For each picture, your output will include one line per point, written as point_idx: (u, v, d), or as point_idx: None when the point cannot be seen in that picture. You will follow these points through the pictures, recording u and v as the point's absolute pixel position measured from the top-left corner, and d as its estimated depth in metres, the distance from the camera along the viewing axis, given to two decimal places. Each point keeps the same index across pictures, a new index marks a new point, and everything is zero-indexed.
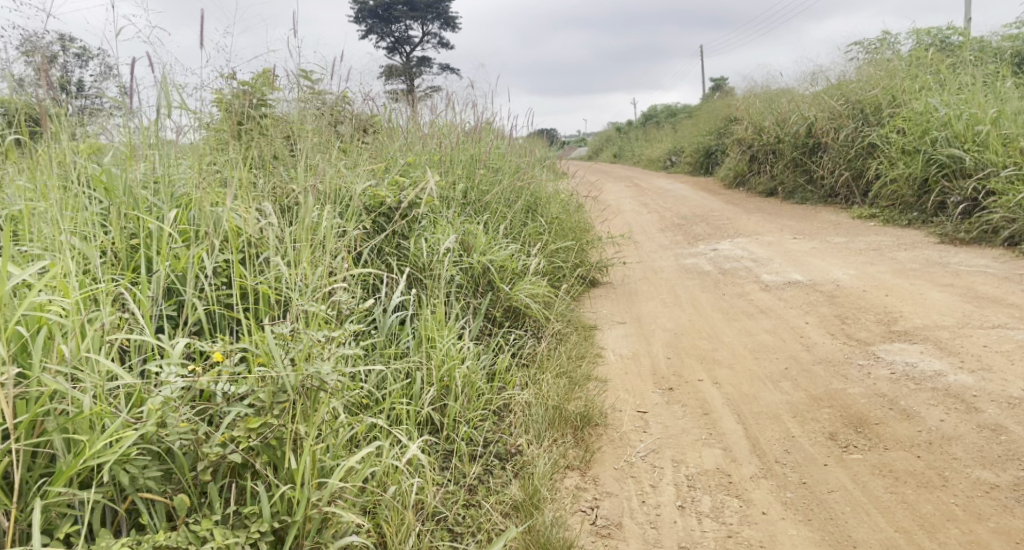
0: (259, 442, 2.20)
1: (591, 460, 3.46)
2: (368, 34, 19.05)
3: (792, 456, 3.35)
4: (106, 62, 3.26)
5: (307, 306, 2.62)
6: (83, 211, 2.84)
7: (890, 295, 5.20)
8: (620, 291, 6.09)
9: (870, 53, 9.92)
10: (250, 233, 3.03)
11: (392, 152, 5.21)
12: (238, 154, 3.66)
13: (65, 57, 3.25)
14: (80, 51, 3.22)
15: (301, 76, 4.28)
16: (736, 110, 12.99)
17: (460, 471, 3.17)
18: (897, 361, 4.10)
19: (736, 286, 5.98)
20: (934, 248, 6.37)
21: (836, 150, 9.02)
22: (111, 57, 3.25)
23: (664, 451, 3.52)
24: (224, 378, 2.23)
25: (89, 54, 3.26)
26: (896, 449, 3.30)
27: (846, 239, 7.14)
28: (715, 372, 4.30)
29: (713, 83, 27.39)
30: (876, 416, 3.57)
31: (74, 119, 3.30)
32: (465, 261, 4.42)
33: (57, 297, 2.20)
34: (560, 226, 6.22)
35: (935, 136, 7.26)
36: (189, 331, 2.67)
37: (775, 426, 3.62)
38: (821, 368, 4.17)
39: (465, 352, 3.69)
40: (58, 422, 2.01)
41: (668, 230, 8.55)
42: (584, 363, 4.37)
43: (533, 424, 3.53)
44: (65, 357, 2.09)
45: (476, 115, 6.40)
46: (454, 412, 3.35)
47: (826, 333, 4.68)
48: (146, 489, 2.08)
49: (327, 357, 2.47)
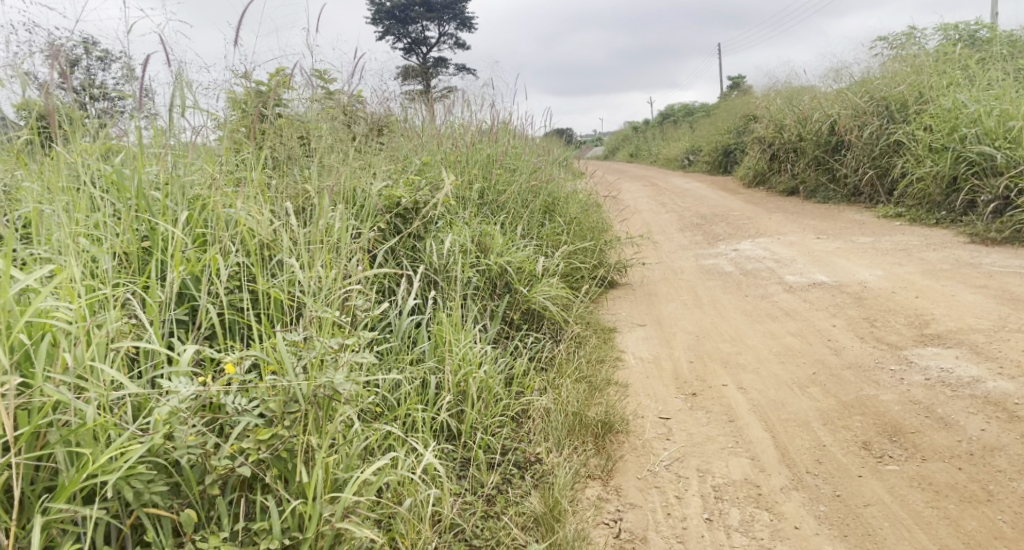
0: (270, 454, 2.09)
1: (613, 470, 3.34)
2: (385, 36, 18.97)
3: (824, 467, 3.22)
4: (128, 64, 3.19)
5: (320, 312, 2.50)
6: (94, 214, 2.75)
7: (920, 297, 5.04)
8: (638, 292, 5.95)
9: (896, 50, 9.71)
10: (262, 235, 2.92)
11: (408, 152, 5.11)
12: (252, 154, 3.57)
13: (87, 61, 3.19)
14: (102, 54, 3.16)
15: (315, 74, 4.18)
16: (756, 107, 12.80)
17: (478, 481, 3.05)
18: (931, 366, 3.94)
19: (759, 287, 5.82)
20: (964, 248, 6.19)
21: (860, 147, 8.83)
22: (132, 60, 3.18)
23: (688, 460, 3.38)
24: (235, 388, 2.10)
25: (111, 57, 3.19)
26: (935, 460, 3.16)
27: (872, 239, 6.96)
28: (740, 377, 4.16)
29: (730, 82, 27.13)
30: (911, 425, 3.42)
31: (88, 120, 3.22)
32: (481, 263, 4.31)
33: (63, 303, 2.08)
34: (578, 227, 6.09)
35: (965, 133, 7.07)
36: (199, 336, 2.55)
37: (805, 434, 3.48)
38: (850, 374, 4.02)
39: (482, 357, 3.58)
40: (61, 434, 1.88)
41: (687, 230, 8.40)
42: (603, 368, 4.24)
43: (552, 432, 3.40)
44: (69, 366, 1.96)
45: (493, 114, 6.29)
46: (471, 419, 3.24)
47: (855, 336, 4.52)
48: (152, 505, 1.95)
49: (341, 366, 2.35)
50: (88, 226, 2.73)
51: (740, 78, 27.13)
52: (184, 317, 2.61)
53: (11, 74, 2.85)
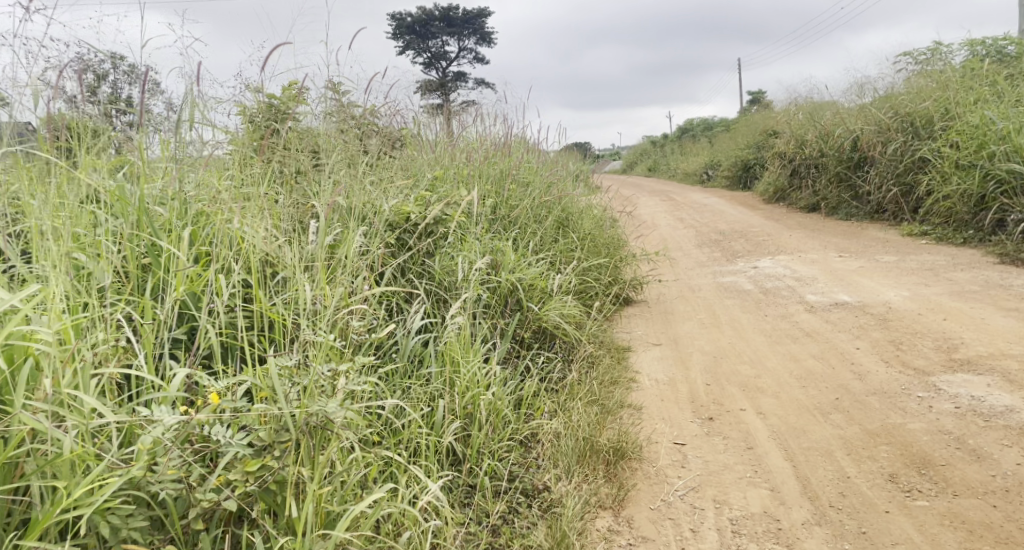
0: (257, 487, 1.98)
1: (624, 499, 3.19)
2: (405, 51, 18.92)
3: (848, 501, 3.05)
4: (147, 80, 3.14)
5: (316, 335, 2.38)
6: (95, 230, 2.67)
7: (948, 319, 4.86)
8: (654, 310, 5.80)
9: (921, 65, 9.53)
10: (263, 252, 2.82)
11: (421, 166, 5.01)
12: (261, 168, 3.48)
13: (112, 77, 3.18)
14: (124, 69, 3.12)
15: (330, 87, 4.09)
16: (777, 122, 12.62)
17: (483, 510, 2.94)
18: (961, 394, 3.77)
19: (779, 306, 5.66)
20: (993, 269, 5.99)
21: (884, 164, 8.64)
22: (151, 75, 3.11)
23: (704, 491, 3.23)
24: (223, 416, 1.99)
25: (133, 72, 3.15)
26: (967, 496, 2.99)
27: (897, 258, 6.77)
28: (759, 401, 4.00)
29: (751, 97, 26.94)
30: (941, 457, 3.25)
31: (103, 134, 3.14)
32: (492, 280, 4.20)
33: (46, 325, 1.97)
34: (593, 242, 5.94)
35: (993, 150, 6.89)
36: (195, 359, 2.44)
37: (828, 464, 3.32)
38: (876, 400, 3.84)
39: (491, 378, 3.45)
40: (38, 464, 1.78)
41: (704, 247, 8.24)
42: (617, 390, 4.09)
43: (562, 457, 3.27)
44: (48, 394, 1.85)
45: (508, 129, 6.19)
46: (477, 444, 3.12)
47: (879, 360, 4.35)
48: (131, 541, 1.84)
49: (335, 394, 2.23)
50: (87, 242, 2.65)
51: (760, 93, 26.92)
52: (179, 338, 2.52)
53: (24, 86, 2.79)
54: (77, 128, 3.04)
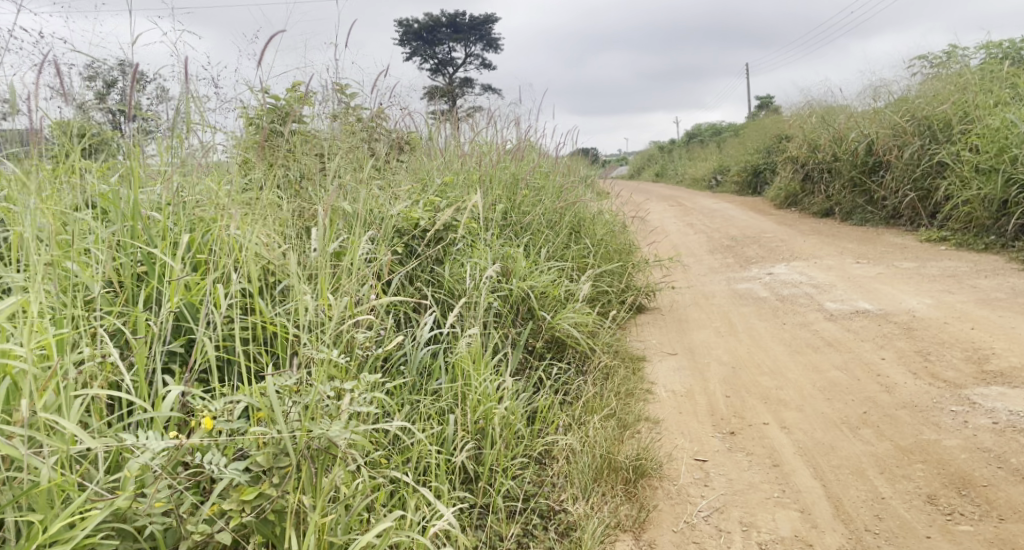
0: (254, 517, 1.83)
1: (645, 521, 3.02)
2: (412, 57, 18.68)
3: (885, 525, 2.89)
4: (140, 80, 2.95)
5: (316, 351, 2.21)
6: (87, 238, 2.50)
7: (976, 328, 4.67)
8: (668, 318, 5.62)
9: (937, 67, 9.31)
10: (266, 261, 2.67)
11: (430, 170, 4.84)
12: (265, 173, 3.32)
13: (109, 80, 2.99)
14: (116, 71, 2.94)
15: (335, 89, 3.92)
16: (788, 127, 12.42)
17: (496, 532, 2.79)
18: (998, 409, 3.59)
19: (797, 314, 5.47)
20: (1019, 276, 5.80)
21: (901, 168, 8.45)
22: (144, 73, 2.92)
23: (730, 512, 3.05)
24: (217, 440, 1.83)
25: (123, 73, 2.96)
26: (1015, 521, 2.83)
27: (917, 264, 6.58)
28: (782, 414, 3.82)
29: (760, 102, 26.71)
30: (982, 477, 3.09)
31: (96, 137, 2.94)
32: (503, 287, 4.04)
33: (23, 342, 1.81)
34: (605, 249, 5.76)
35: (1016, 154, 6.71)
36: (190, 375, 2.29)
37: (860, 483, 3.15)
38: (906, 414, 3.66)
39: (504, 391, 3.27)
40: (12, 495, 1.63)
41: (717, 253, 8.04)
42: (633, 402, 3.91)
43: (578, 475, 3.11)
44: (24, 418, 1.69)
45: (519, 133, 6.04)
46: (490, 461, 2.95)
47: (907, 371, 4.17)
48: None
49: (338, 415, 2.06)
50: (78, 251, 2.48)
51: (768, 96, 26.69)
52: (174, 351, 2.37)
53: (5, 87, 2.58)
54: (67, 132, 2.84)
